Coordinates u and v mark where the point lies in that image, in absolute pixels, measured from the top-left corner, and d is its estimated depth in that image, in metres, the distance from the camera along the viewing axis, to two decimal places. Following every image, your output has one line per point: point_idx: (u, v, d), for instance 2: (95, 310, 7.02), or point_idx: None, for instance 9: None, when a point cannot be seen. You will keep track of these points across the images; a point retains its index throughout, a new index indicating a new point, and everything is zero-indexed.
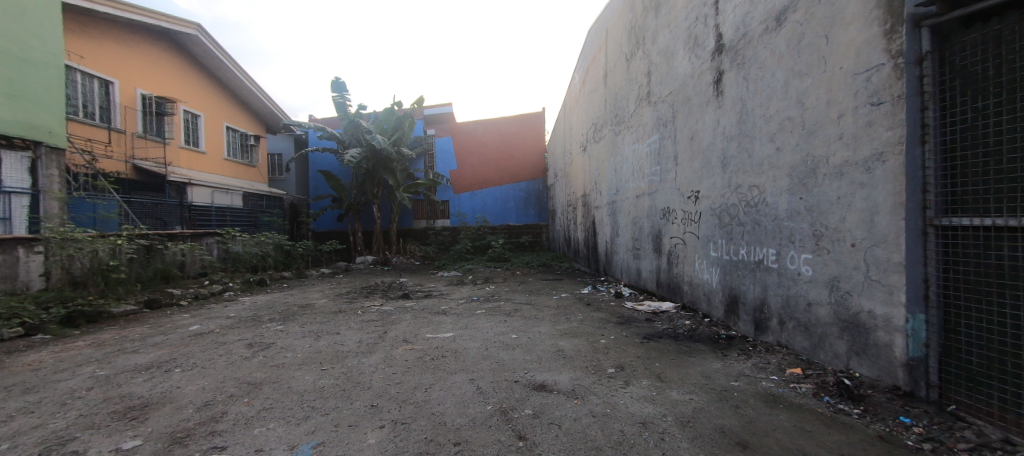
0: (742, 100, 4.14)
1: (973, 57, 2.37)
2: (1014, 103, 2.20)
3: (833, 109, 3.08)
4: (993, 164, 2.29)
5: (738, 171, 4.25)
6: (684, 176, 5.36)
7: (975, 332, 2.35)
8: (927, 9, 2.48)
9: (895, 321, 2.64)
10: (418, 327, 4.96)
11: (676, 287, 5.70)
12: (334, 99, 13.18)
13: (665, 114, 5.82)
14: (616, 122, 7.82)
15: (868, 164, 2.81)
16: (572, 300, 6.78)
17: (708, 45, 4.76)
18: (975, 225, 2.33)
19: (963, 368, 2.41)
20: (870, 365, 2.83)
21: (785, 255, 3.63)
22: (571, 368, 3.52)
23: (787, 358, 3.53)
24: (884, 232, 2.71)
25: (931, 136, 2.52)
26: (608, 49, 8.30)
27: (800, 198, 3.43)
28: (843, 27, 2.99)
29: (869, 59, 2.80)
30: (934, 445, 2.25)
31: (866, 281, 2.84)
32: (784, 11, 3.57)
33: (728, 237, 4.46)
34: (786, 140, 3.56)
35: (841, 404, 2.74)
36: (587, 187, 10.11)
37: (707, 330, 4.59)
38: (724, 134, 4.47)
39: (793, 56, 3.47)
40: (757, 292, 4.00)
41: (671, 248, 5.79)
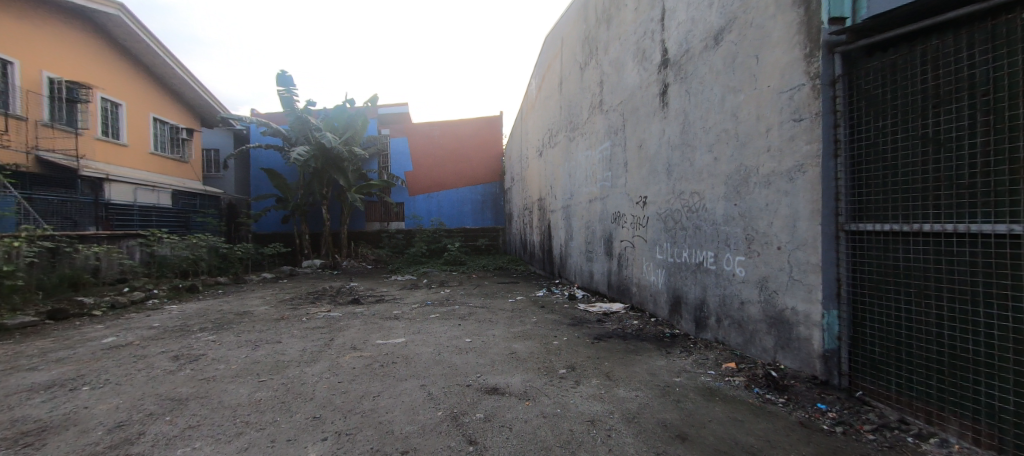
0: (684, 111, 4.41)
1: (874, 82, 2.68)
2: (906, 124, 2.52)
3: (762, 124, 3.36)
4: (890, 177, 2.60)
5: (681, 178, 4.51)
6: (633, 182, 5.61)
7: (877, 325, 2.65)
8: (838, 38, 2.79)
9: (813, 316, 2.92)
10: (368, 333, 4.79)
11: (626, 289, 5.93)
12: (278, 93, 12.46)
13: (616, 122, 6.07)
14: (570, 128, 8.03)
15: (791, 174, 3.09)
16: (526, 303, 6.85)
17: (654, 58, 5.03)
18: (876, 230, 2.64)
19: (868, 358, 2.71)
20: (793, 357, 3.10)
21: (722, 257, 3.89)
22: (524, 370, 3.55)
23: (723, 353, 3.78)
24: (804, 236, 2.99)
25: (841, 151, 2.83)
26: (563, 58, 8.51)
27: (734, 204, 3.70)
28: (770, 49, 3.28)
29: (791, 80, 3.08)
30: (845, 428, 2.50)
31: (789, 280, 3.12)
32: (720, 31, 3.85)
33: (672, 240, 4.71)
34: (723, 151, 3.83)
35: (769, 394, 2.98)
36: (542, 191, 10.28)
37: (653, 329, 4.81)
38: (668, 143, 4.72)
39: (728, 73, 3.75)
40: (698, 292, 4.26)
41: (621, 251, 6.03)
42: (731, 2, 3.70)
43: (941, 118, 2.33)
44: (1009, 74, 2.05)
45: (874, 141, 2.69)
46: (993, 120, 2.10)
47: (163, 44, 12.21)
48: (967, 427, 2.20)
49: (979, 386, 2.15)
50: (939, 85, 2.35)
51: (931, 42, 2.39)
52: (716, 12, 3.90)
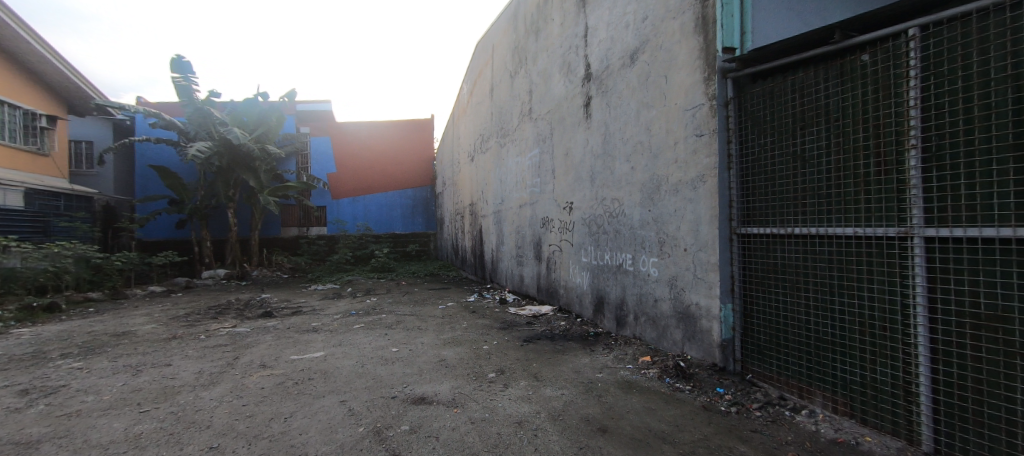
0: (605, 123, 4.70)
1: (757, 104, 3.10)
2: (782, 142, 2.94)
3: (670, 137, 3.70)
4: (769, 187, 3.01)
5: (603, 185, 4.79)
6: (560, 188, 5.83)
7: (762, 316, 3.05)
8: (730, 65, 3.18)
9: (713, 310, 3.27)
10: (280, 349, 4.41)
11: (554, 291, 6.14)
12: (173, 81, 11.01)
13: (544, 131, 6.28)
14: (501, 135, 8.16)
15: (694, 184, 3.44)
16: (456, 309, 6.78)
17: (578, 72, 5.30)
18: (760, 233, 3.04)
19: (756, 344, 3.09)
20: (698, 347, 3.44)
21: (638, 259, 4.20)
22: (453, 377, 3.52)
23: (640, 348, 4.07)
24: (705, 238, 3.34)
25: (733, 163, 3.22)
26: (493, 65, 8.63)
27: (649, 210, 4.01)
28: (676, 71, 3.63)
29: (693, 99, 3.44)
30: (738, 408, 2.83)
31: (694, 278, 3.46)
32: (635, 51, 4.18)
33: (595, 244, 4.98)
34: (638, 161, 4.14)
35: (677, 382, 3.26)
36: (473, 196, 10.29)
37: (578, 329, 5.04)
38: (592, 152, 5.00)
39: (643, 90, 4.07)
40: (618, 292, 4.54)
41: (549, 254, 6.23)
42: (644, 26, 4.04)
43: (806, 138, 2.77)
44: (852, 105, 2.50)
45: (758, 156, 3.10)
46: (843, 141, 2.54)
47: (16, 12, 10.20)
48: (828, 399, 2.62)
49: (836, 363, 2.57)
50: (805, 110, 2.78)
51: (798, 74, 2.83)
52: (632, 34, 4.23)
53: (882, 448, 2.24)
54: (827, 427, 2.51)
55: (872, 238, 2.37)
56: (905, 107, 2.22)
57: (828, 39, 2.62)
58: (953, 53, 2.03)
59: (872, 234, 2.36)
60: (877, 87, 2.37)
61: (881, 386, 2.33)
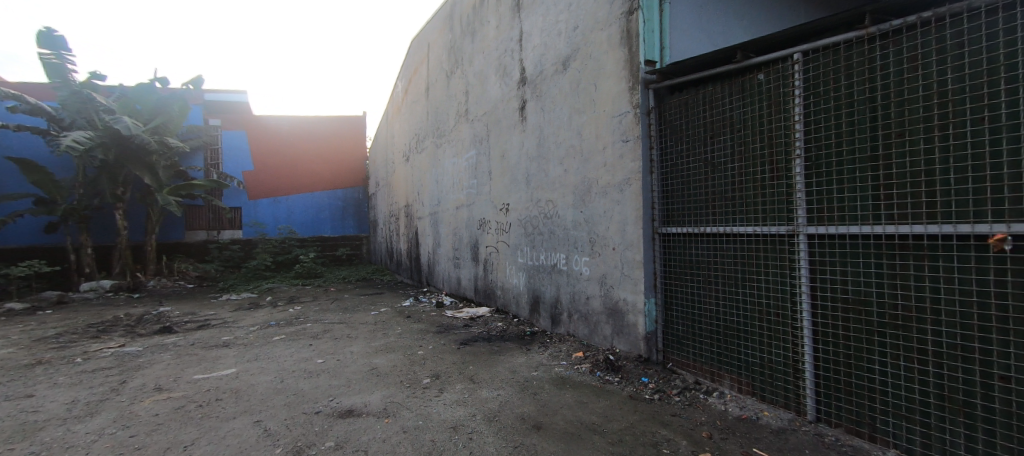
0: (540, 126, 4.81)
1: (674, 114, 3.36)
2: (694, 149, 3.22)
3: (599, 142, 3.87)
4: (685, 190, 3.28)
5: (538, 187, 4.88)
6: (496, 190, 5.86)
7: (680, 308, 3.30)
8: (651, 77, 3.42)
9: (638, 305, 3.48)
10: (182, 369, 3.92)
11: (491, 292, 6.15)
12: (42, 58, 9.28)
13: (481, 132, 6.27)
14: (437, 135, 8.01)
15: (621, 186, 3.63)
16: (389, 314, 6.51)
17: (514, 76, 5.36)
18: (678, 232, 3.29)
19: (675, 334, 3.35)
20: (625, 341, 3.64)
21: (571, 259, 4.34)
22: (384, 386, 3.37)
23: (573, 344, 4.21)
24: (631, 238, 3.54)
25: (655, 168, 3.45)
26: (429, 64, 8.45)
27: (581, 211, 4.16)
28: (605, 80, 3.81)
29: (620, 107, 3.64)
30: (661, 395, 3.02)
31: (621, 275, 3.65)
32: (567, 58, 4.32)
33: (531, 245, 5.06)
34: (571, 164, 4.28)
35: (607, 375, 3.42)
36: (409, 197, 10.00)
37: (515, 329, 5.09)
38: (527, 155, 5.08)
39: (574, 96, 4.22)
40: (553, 291, 4.66)
41: (486, 256, 6.23)
42: (575, 34, 4.19)
43: (715, 146, 3.06)
44: (751, 118, 2.81)
45: (676, 162, 3.35)
46: (744, 149, 2.85)
47: None
48: (734, 380, 2.90)
49: (741, 348, 2.86)
50: (713, 121, 3.08)
51: (708, 88, 3.12)
52: (564, 41, 4.37)
53: (777, 420, 2.54)
54: (735, 405, 2.77)
55: (768, 236, 2.68)
56: (792, 121, 2.55)
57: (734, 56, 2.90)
58: (827, 77, 2.39)
59: (768, 232, 2.68)
60: (770, 103, 2.69)
61: (777, 366, 2.64)
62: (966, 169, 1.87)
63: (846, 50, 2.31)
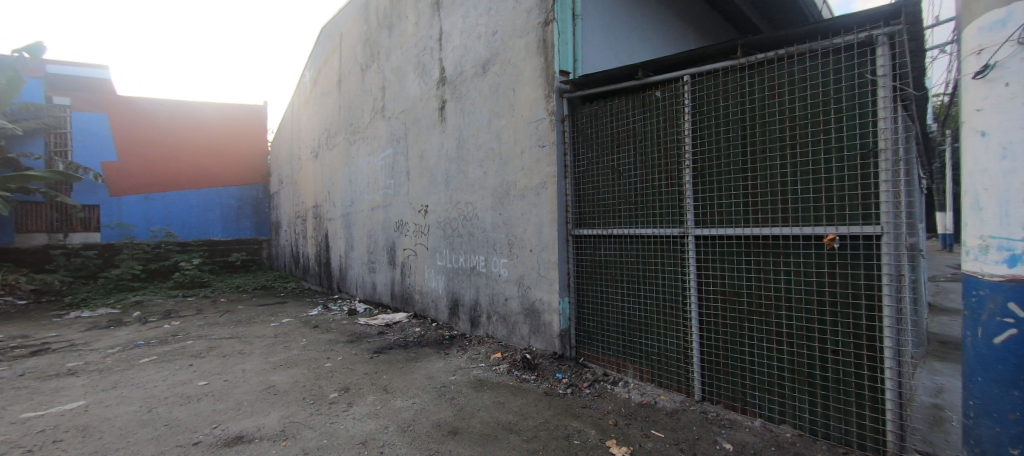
0: (459, 127, 4.76)
1: (585, 123, 3.56)
2: (602, 157, 3.43)
3: (517, 146, 3.95)
4: (594, 194, 3.49)
5: (457, 189, 4.82)
6: (414, 191, 5.67)
7: (590, 305, 3.50)
8: (565, 86, 3.58)
9: (553, 304, 3.60)
10: (8, 407, 3.16)
11: (409, 297, 5.92)
12: None
13: (397, 131, 6.04)
14: (350, 131, 7.54)
15: (537, 190, 3.74)
16: (293, 325, 5.93)
17: (433, 75, 5.26)
18: (589, 234, 3.49)
19: (586, 330, 3.54)
20: (541, 339, 3.74)
21: (490, 260, 4.35)
22: (284, 405, 3.06)
23: (492, 346, 4.22)
24: (547, 240, 3.66)
25: (569, 173, 3.62)
26: (341, 55, 7.93)
27: (499, 213, 4.19)
28: (522, 86, 3.90)
29: (536, 113, 3.76)
30: (573, 389, 3.16)
31: (538, 276, 3.76)
32: (487, 61, 4.34)
33: (450, 247, 4.98)
34: (490, 166, 4.29)
35: (524, 373, 3.48)
36: (317, 197, 9.26)
37: (433, 334, 4.96)
38: (446, 156, 5.00)
39: (493, 100, 4.26)
40: (472, 293, 4.64)
41: (404, 259, 6.00)
42: (494, 39, 4.23)
43: (620, 154, 3.30)
44: (650, 130, 3.09)
45: (586, 168, 3.56)
46: (644, 158, 3.12)
47: None
48: (636, 370, 3.15)
49: (641, 340, 3.12)
50: (618, 132, 3.32)
51: (614, 101, 3.36)
52: (483, 45, 4.39)
53: (671, 402, 2.81)
54: (636, 392, 3.01)
55: (663, 237, 2.97)
56: (682, 134, 2.86)
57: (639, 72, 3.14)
58: (709, 98, 2.74)
59: (663, 234, 2.96)
60: (665, 118, 2.98)
61: (672, 354, 2.92)
62: (809, 182, 2.30)
63: (724, 76, 2.67)
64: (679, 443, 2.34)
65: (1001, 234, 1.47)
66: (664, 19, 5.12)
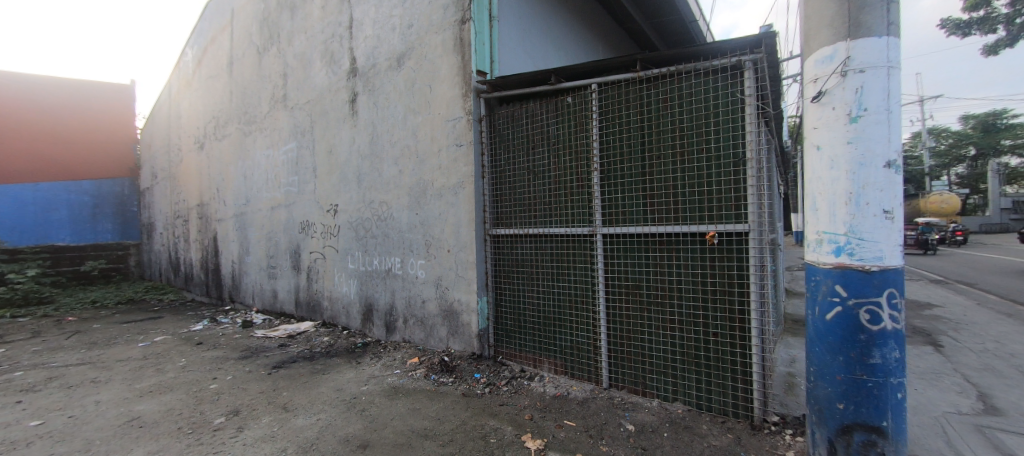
0: (373, 122, 4.52)
1: (502, 124, 3.60)
2: (518, 158, 3.51)
3: (435, 144, 3.86)
4: (511, 195, 3.56)
5: (370, 187, 4.57)
6: (322, 189, 5.26)
7: (509, 303, 3.56)
8: (482, 87, 3.60)
9: (471, 305, 3.59)
10: None
11: (316, 305, 5.47)
12: None
13: (302, 122, 5.55)
14: (244, 120, 6.75)
15: (455, 189, 3.69)
16: (169, 344, 5.12)
17: (342, 64, 4.92)
18: (507, 234, 3.54)
19: (505, 328, 3.60)
20: (460, 341, 3.71)
21: (406, 262, 4.20)
22: (154, 439, 2.63)
23: (408, 351, 4.07)
24: (464, 240, 3.63)
25: (486, 173, 3.64)
26: (232, 34, 7.06)
27: (415, 213, 4.06)
28: (439, 83, 3.83)
29: (453, 112, 3.71)
30: (491, 387, 3.18)
31: (456, 277, 3.72)
32: (402, 55, 4.18)
33: (362, 249, 4.71)
34: (406, 164, 4.14)
35: (441, 377, 3.42)
36: (202, 194, 8.12)
37: (344, 342, 4.65)
38: (358, 152, 4.72)
39: (408, 95, 4.12)
40: (387, 298, 4.44)
41: (310, 263, 5.54)
42: (410, 32, 4.10)
43: (536, 155, 3.40)
44: (562, 133, 3.24)
45: (503, 168, 3.61)
46: (557, 161, 3.26)
47: None
48: (551, 364, 3.28)
49: (556, 334, 3.26)
50: (533, 134, 3.42)
51: (529, 104, 3.46)
52: (398, 37, 4.22)
53: (582, 392, 2.98)
54: (551, 385, 3.13)
55: (575, 236, 3.12)
56: (591, 139, 3.04)
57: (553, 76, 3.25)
58: (614, 106, 2.95)
59: (574, 233, 3.12)
60: (576, 122, 3.15)
61: (584, 346, 3.09)
62: (695, 185, 2.60)
63: (626, 87, 2.90)
64: (588, 430, 2.48)
65: (831, 230, 1.80)
66: (574, 29, 5.42)
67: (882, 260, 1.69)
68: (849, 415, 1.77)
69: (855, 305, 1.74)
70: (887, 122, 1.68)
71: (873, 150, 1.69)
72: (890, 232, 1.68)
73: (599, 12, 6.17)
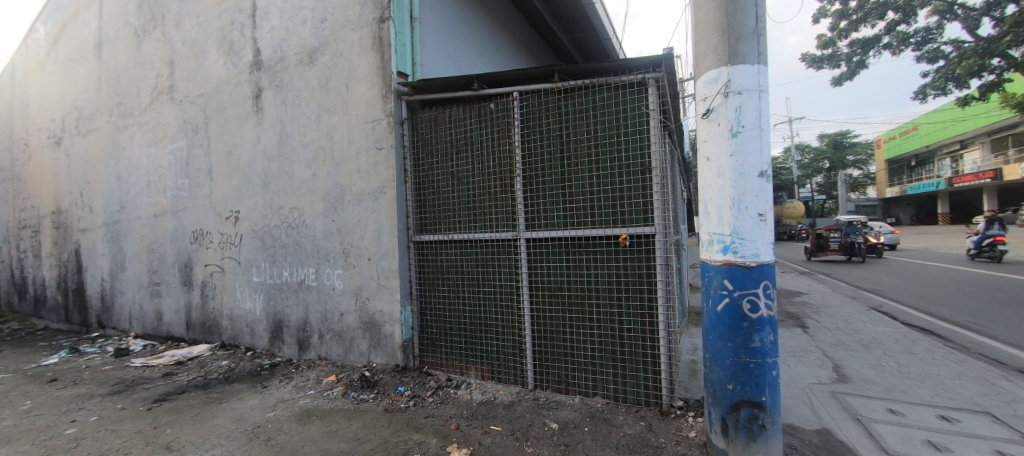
0: (281, 121, 4.15)
1: (425, 127, 3.53)
2: (442, 163, 3.46)
3: (352, 146, 3.66)
4: (434, 200, 3.49)
5: (278, 192, 4.18)
6: (219, 194, 4.70)
7: (434, 311, 3.49)
8: (403, 89, 3.50)
9: (394, 315, 3.45)
10: None
11: (213, 325, 4.85)
12: None
13: (194, 118, 4.91)
14: (118, 113, 5.79)
15: (375, 194, 3.53)
16: (9, 384, 4.18)
17: (244, 55, 4.46)
18: (431, 240, 3.46)
19: (430, 336, 3.51)
20: (382, 353, 3.54)
21: (322, 272, 3.90)
22: None
23: (324, 368, 3.78)
24: (386, 248, 3.48)
25: (409, 178, 3.54)
26: (101, 11, 6.03)
27: (332, 220, 3.80)
28: (356, 82, 3.64)
29: (372, 113, 3.54)
30: (416, 399, 3.07)
31: (377, 287, 3.54)
32: (314, 50, 3.91)
33: (270, 260, 4.28)
34: (320, 167, 3.87)
35: (361, 394, 3.21)
36: (60, 199, 6.78)
37: (248, 364, 4.17)
38: (264, 153, 4.30)
39: (322, 93, 3.86)
40: (300, 312, 4.09)
41: (204, 278, 4.90)
42: (322, 27, 3.85)
43: (460, 161, 3.37)
44: (486, 139, 3.26)
45: (427, 173, 3.53)
46: (481, 166, 3.27)
47: None
48: (478, 370, 3.28)
49: (482, 339, 3.26)
50: (457, 139, 3.39)
51: (452, 109, 3.44)
52: (309, 31, 3.94)
53: (508, 395, 3.00)
54: (477, 392, 3.11)
55: (499, 241, 3.16)
56: (513, 145, 3.11)
57: (476, 82, 3.27)
58: (535, 114, 3.05)
59: (498, 237, 3.15)
60: (499, 129, 3.20)
61: (510, 350, 3.13)
62: (609, 190, 2.78)
63: (545, 96, 3.01)
64: (514, 433, 2.51)
65: (719, 231, 2.03)
66: (495, 36, 5.51)
67: (758, 256, 1.96)
68: (737, 393, 2.00)
69: (739, 297, 1.98)
70: (759, 137, 1.95)
71: (749, 161, 1.95)
72: (764, 232, 1.95)
73: (519, 22, 6.34)
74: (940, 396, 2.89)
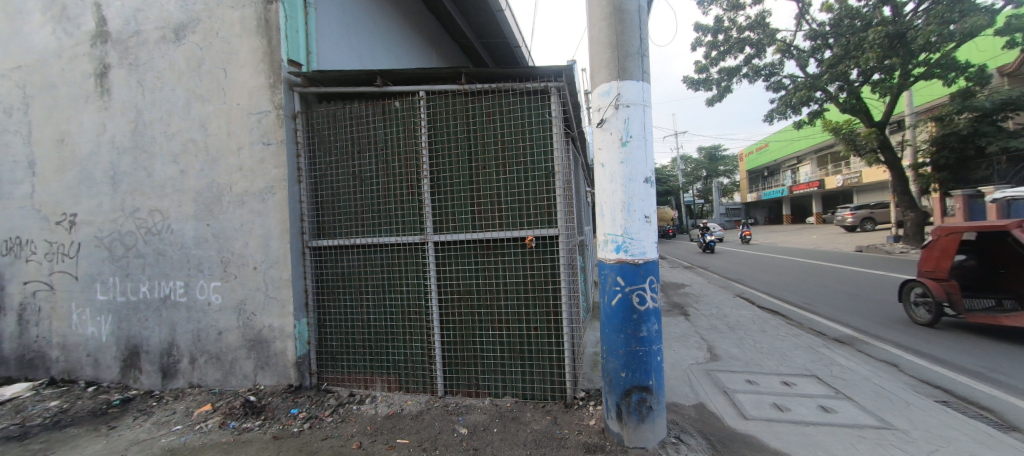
0: (136, 107, 3.48)
1: (322, 123, 3.25)
2: (342, 162, 3.21)
3: (232, 141, 3.21)
4: (334, 202, 3.22)
5: (133, 191, 3.50)
6: (47, 193, 3.77)
7: (335, 322, 3.22)
8: (296, 79, 3.19)
9: (286, 329, 3.11)
10: None
11: (37, 357, 3.86)
12: None
13: (7, 96, 3.88)
14: None
15: (262, 195, 3.15)
16: None
17: (83, 24, 3.66)
18: (331, 245, 3.18)
19: (331, 350, 3.24)
20: (271, 374, 3.16)
21: (193, 285, 3.36)
22: None
23: (197, 397, 3.25)
24: (276, 255, 3.12)
25: (303, 177, 3.22)
26: None
27: (205, 224, 3.30)
28: (237, 67, 3.21)
29: (258, 104, 3.15)
30: (312, 421, 2.80)
31: (265, 299, 3.15)
32: (181, 26, 3.36)
33: (121, 272, 3.56)
34: (190, 163, 3.33)
35: (245, 422, 2.82)
36: None
37: (90, 401, 3.41)
38: (112, 144, 3.56)
39: (192, 77, 3.33)
40: (163, 334, 3.46)
41: (25, 299, 3.89)
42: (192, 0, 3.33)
43: (363, 160, 3.17)
44: (390, 139, 3.12)
45: (325, 172, 3.26)
46: (386, 166, 3.12)
47: None
48: (384, 382, 3.11)
49: (389, 349, 3.10)
50: (358, 137, 3.18)
51: (353, 105, 3.22)
52: (174, 3, 3.38)
53: (417, 405, 2.90)
54: (383, 404, 2.94)
55: (406, 246, 3.04)
56: (419, 145, 3.01)
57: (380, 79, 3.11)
58: (443, 115, 3.00)
59: (405, 242, 3.03)
60: (404, 128, 3.08)
61: (420, 357, 3.02)
62: (515, 194, 2.84)
63: (453, 98, 2.98)
64: (422, 444, 2.42)
65: (612, 231, 2.20)
66: (401, 31, 5.29)
67: (644, 254, 2.17)
68: (630, 380, 2.19)
69: (630, 291, 2.17)
70: (644, 147, 2.16)
71: (637, 168, 2.16)
72: (649, 232, 2.17)
73: (426, 20, 6.20)
74: (783, 365, 3.49)
